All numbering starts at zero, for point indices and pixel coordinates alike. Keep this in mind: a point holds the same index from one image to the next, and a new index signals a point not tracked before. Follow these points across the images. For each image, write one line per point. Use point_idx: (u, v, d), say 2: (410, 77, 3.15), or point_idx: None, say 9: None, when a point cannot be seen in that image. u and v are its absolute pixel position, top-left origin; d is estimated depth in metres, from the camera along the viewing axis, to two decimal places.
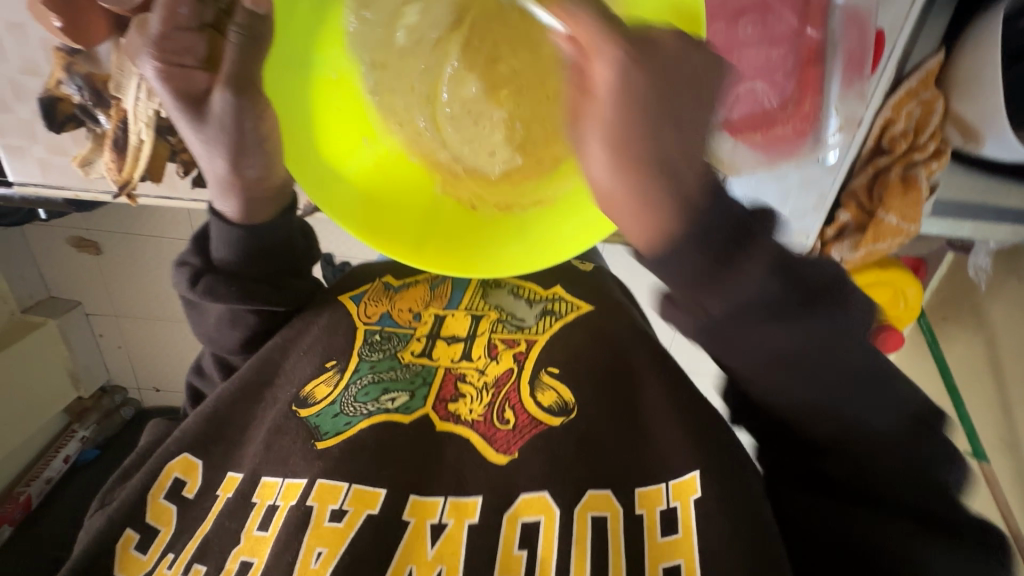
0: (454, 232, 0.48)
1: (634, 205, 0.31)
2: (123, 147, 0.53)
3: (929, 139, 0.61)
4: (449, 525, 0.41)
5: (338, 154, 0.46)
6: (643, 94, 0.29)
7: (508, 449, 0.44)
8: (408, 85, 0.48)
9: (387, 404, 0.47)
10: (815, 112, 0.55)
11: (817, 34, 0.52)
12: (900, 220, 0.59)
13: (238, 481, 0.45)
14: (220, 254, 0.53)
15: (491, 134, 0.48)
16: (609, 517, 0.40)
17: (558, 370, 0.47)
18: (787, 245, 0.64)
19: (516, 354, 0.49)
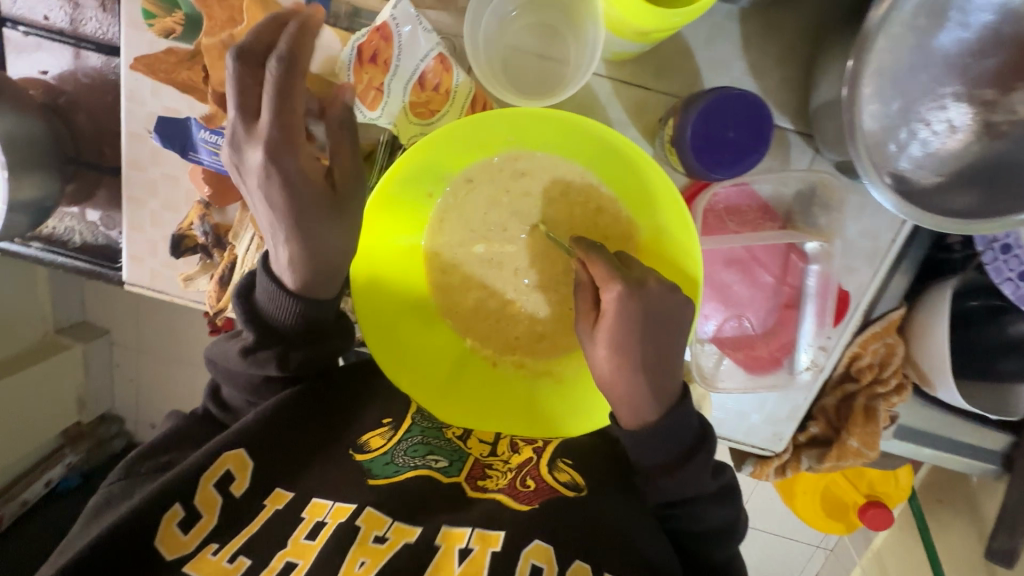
0: (468, 384, 0.64)
1: (624, 390, 0.51)
2: (228, 282, 0.65)
3: (891, 375, 0.70)
4: (475, 550, 0.46)
5: (397, 305, 0.62)
6: (632, 320, 0.49)
7: (530, 501, 0.51)
8: (463, 260, 0.63)
9: (432, 462, 0.56)
10: (791, 343, 0.66)
11: (794, 286, 0.64)
12: (861, 445, 0.68)
13: (289, 497, 0.50)
14: (277, 315, 0.54)
15: (515, 322, 0.65)
16: None
17: (570, 461, 0.59)
18: (762, 443, 0.73)
19: (535, 447, 0.60)
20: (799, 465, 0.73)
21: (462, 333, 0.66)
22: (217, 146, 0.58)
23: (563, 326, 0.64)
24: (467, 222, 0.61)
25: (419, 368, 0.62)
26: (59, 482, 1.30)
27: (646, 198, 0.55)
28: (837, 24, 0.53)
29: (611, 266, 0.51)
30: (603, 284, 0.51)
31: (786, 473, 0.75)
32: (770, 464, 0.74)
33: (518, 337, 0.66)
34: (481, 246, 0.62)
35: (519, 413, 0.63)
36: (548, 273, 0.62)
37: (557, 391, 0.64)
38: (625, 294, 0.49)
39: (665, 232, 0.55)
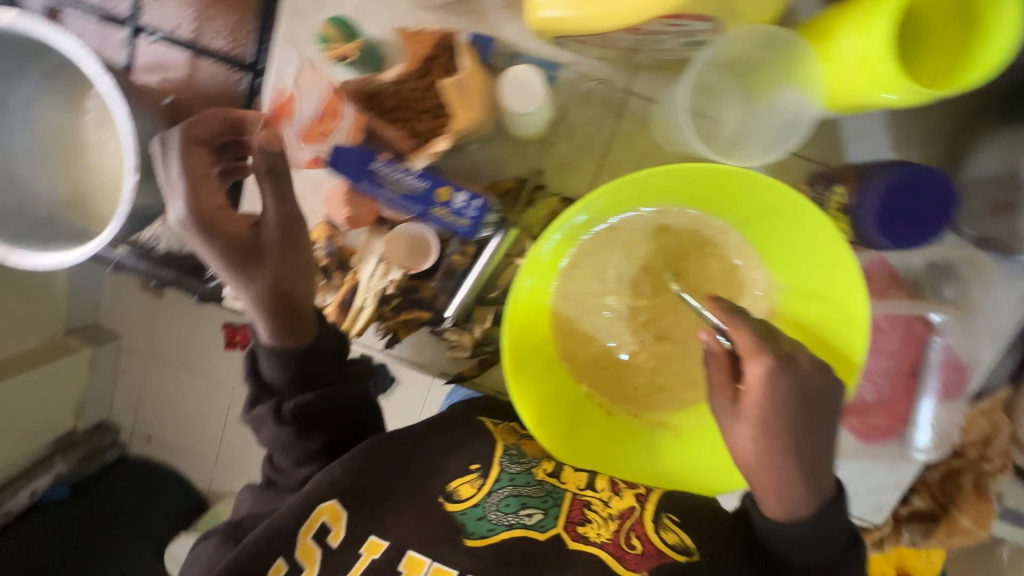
0: (588, 431, 0.63)
1: (769, 475, 0.48)
2: (348, 306, 0.64)
3: (998, 454, 0.69)
4: None
5: (528, 347, 0.61)
6: (784, 400, 0.46)
7: (638, 568, 0.50)
8: (590, 306, 0.63)
9: (525, 518, 0.53)
10: (908, 414, 0.65)
11: (916, 358, 0.64)
12: (972, 524, 0.66)
13: (383, 547, 0.53)
14: (270, 374, 0.56)
15: (635, 372, 0.64)
16: None
17: (678, 518, 0.55)
18: (864, 514, 0.71)
19: (637, 494, 0.57)
20: (900, 539, 0.71)
21: (577, 379, 0.65)
22: (394, 181, 0.55)
23: (684, 380, 0.64)
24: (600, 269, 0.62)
25: (545, 413, 0.60)
26: (43, 494, 1.11)
27: (801, 259, 0.56)
28: (991, 111, 0.55)
29: (759, 335, 0.48)
30: (750, 356, 0.47)
31: (884, 546, 0.72)
32: (869, 536, 0.72)
33: (637, 387, 0.64)
34: (609, 296, 0.63)
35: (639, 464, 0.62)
36: (682, 326, 0.62)
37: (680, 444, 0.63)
38: (773, 371, 0.46)
39: (818, 297, 0.55)
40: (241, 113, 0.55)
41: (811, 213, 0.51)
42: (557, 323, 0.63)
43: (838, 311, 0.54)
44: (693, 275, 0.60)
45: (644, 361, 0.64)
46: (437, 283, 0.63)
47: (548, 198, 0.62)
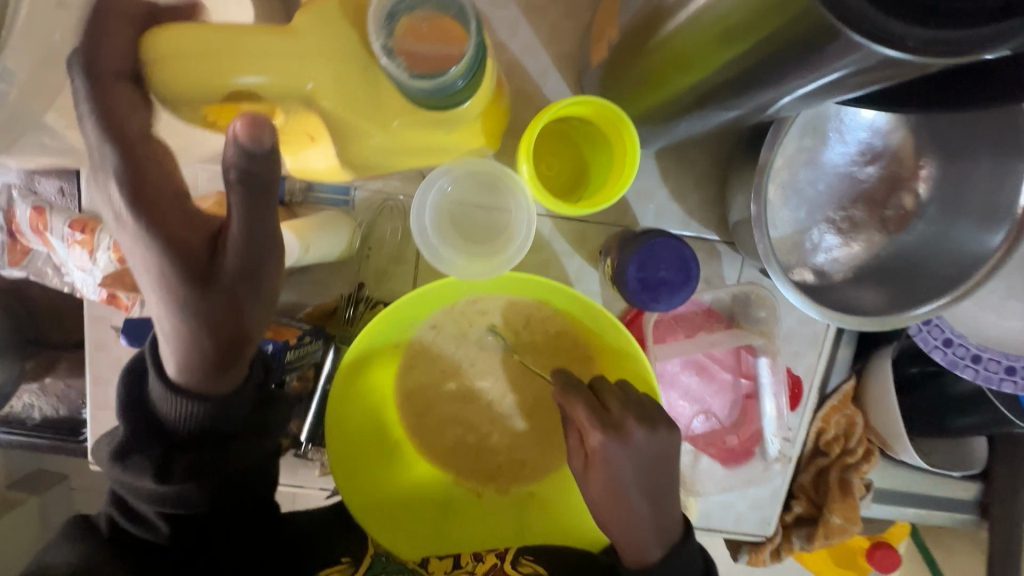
0: (455, 519, 0.66)
1: (625, 527, 0.53)
2: None
3: (857, 444, 0.74)
4: None
5: (378, 456, 0.64)
6: (624, 467, 0.52)
7: None
8: (437, 393, 0.65)
9: None
10: (756, 431, 0.69)
11: (749, 380, 0.68)
12: (843, 521, 0.69)
13: None
14: (171, 415, 0.45)
15: (495, 450, 0.66)
16: None
17: (533, 558, 0.60)
18: (752, 529, 0.74)
19: (498, 553, 0.62)
20: (792, 546, 0.74)
21: (441, 469, 0.66)
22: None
23: (542, 450, 0.66)
24: (436, 359, 0.64)
25: (401, 514, 0.64)
26: None
27: (601, 329, 0.61)
28: (738, 155, 0.60)
29: (589, 407, 0.53)
30: (591, 428, 0.53)
31: (781, 555, 0.75)
32: (764, 550, 0.74)
33: (500, 461, 0.66)
34: (451, 382, 0.65)
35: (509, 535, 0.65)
36: (526, 400, 0.65)
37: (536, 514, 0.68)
38: (607, 441, 0.52)
39: (606, 369, 0.62)
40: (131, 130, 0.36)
41: (578, 298, 0.59)
42: (406, 420, 0.65)
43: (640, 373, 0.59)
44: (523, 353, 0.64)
45: (500, 438, 0.66)
46: None
47: (374, 309, 0.65)
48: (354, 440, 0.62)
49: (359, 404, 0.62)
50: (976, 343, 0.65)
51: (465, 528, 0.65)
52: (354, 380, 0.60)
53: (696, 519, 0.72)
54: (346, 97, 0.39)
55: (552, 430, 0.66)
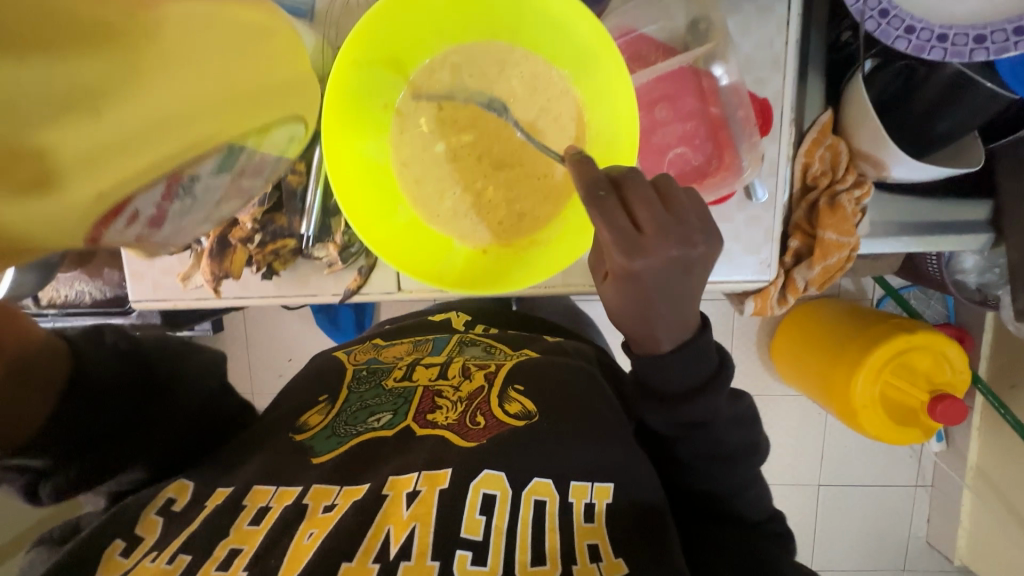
0: (471, 270, 0.69)
1: (636, 322, 0.54)
2: (218, 254, 0.71)
3: (845, 173, 0.73)
4: (424, 490, 0.57)
5: (385, 213, 0.67)
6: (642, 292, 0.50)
7: (477, 437, 0.64)
8: (426, 159, 0.68)
9: (375, 423, 0.70)
10: (737, 161, 0.69)
11: (717, 109, 0.69)
12: (838, 235, 0.69)
13: (266, 493, 0.58)
14: (36, 459, 0.50)
15: (491, 207, 0.69)
16: (497, 495, 0.57)
17: (521, 387, 0.73)
18: (753, 276, 0.74)
19: (487, 374, 0.76)
20: (797, 284, 0.73)
21: (448, 234, 0.69)
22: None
23: (529, 205, 0.69)
24: (414, 125, 0.68)
25: (412, 256, 0.66)
26: None
27: (565, 46, 0.65)
28: None
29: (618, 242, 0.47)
30: (627, 257, 0.47)
31: (788, 299, 0.75)
32: (769, 294, 0.75)
33: (501, 221, 0.69)
34: (436, 144, 0.68)
35: (523, 271, 0.67)
36: (513, 149, 0.67)
37: (507, 338, 0.89)
38: (622, 278, 0.49)
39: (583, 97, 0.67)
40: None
41: None
42: (403, 189, 0.68)
43: (612, 76, 0.63)
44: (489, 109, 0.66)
45: (496, 196, 0.69)
46: (286, 209, 0.71)
47: None
48: (355, 191, 0.64)
49: (354, 156, 0.65)
50: (941, 24, 0.64)
51: (480, 278, 0.68)
52: (343, 130, 0.64)
53: None
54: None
55: (538, 178, 0.68)
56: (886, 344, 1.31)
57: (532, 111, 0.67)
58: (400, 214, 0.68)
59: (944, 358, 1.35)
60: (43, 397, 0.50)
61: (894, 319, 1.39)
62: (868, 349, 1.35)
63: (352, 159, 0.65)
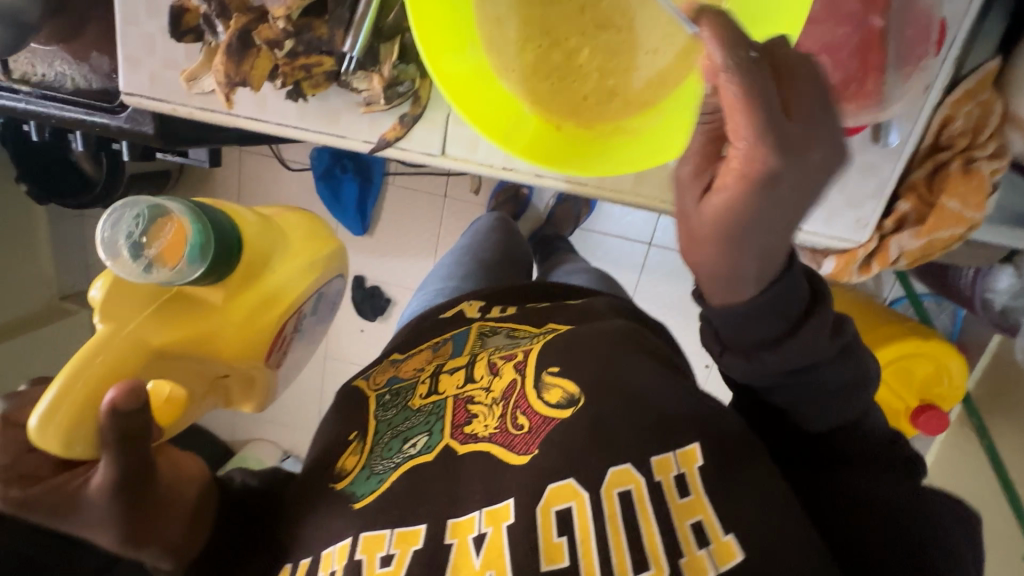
0: (539, 142, 0.57)
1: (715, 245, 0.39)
2: (236, 52, 0.56)
3: (988, 140, 0.62)
4: (490, 532, 0.50)
5: (453, 46, 0.53)
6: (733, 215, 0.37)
7: (527, 449, 0.54)
8: None
9: (410, 449, 0.59)
10: (879, 90, 0.57)
11: (880, 21, 0.56)
12: (962, 206, 0.60)
13: (331, 558, 0.54)
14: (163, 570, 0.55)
15: (580, 77, 0.56)
16: (631, 489, 0.49)
17: (557, 369, 0.59)
18: (844, 233, 0.64)
19: (516, 365, 0.61)
20: (889, 253, 0.64)
21: (519, 97, 0.56)
22: None
23: (627, 84, 0.56)
24: None
25: (476, 108, 0.54)
26: None
27: None
28: None
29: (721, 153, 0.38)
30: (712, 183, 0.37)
31: (871, 268, 0.66)
32: (855, 256, 0.66)
33: (587, 97, 0.57)
34: None
35: (600, 161, 0.56)
36: (625, 8, 0.55)
37: (531, 313, 0.73)
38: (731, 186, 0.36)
39: None
40: (166, 494, 0.51)
41: None
42: (479, 24, 0.53)
43: None
44: None
45: (588, 62, 0.56)
46: (330, 17, 0.56)
47: None
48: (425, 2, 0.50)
49: None
50: None
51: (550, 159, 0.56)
52: None
53: None
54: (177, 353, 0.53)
55: (643, 53, 0.55)
56: (893, 348, 1.21)
57: None
58: (467, 53, 0.53)
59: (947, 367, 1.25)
60: (201, 532, 0.56)
61: (903, 324, 1.27)
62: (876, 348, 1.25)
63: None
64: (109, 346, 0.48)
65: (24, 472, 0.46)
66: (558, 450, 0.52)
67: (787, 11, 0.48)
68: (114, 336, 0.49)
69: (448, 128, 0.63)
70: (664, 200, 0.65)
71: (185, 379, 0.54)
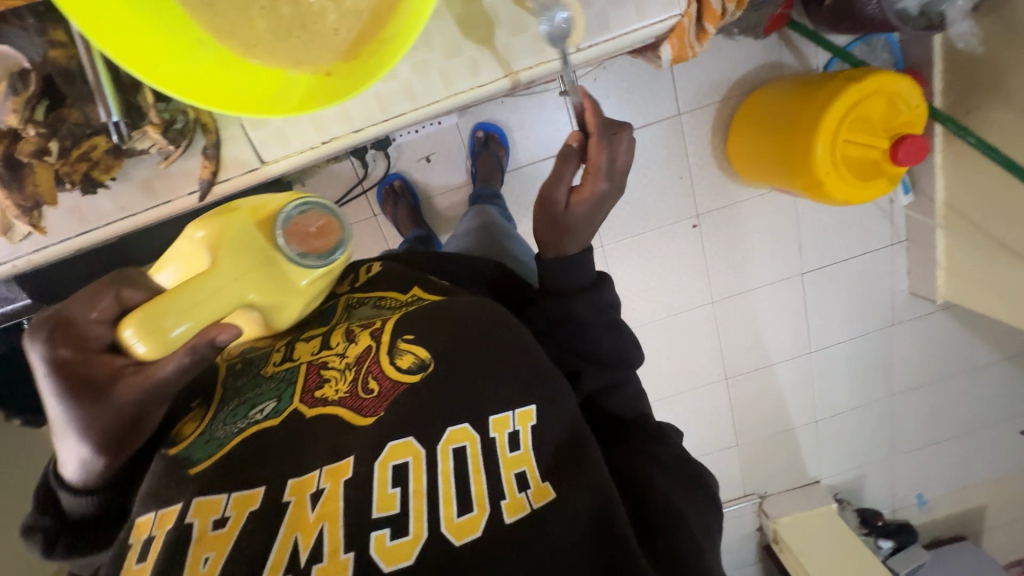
0: (310, 95, 0.55)
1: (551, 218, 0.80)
2: (15, 178, 0.57)
3: None
4: (327, 487, 0.56)
5: (174, 52, 0.52)
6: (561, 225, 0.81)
7: (373, 411, 0.62)
8: None
9: (255, 415, 0.63)
10: None
11: None
12: None
13: (149, 523, 0.54)
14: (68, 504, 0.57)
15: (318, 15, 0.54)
16: (465, 445, 0.61)
17: (412, 335, 0.69)
18: (659, 14, 0.61)
19: (372, 333, 0.70)
20: (713, 6, 0.62)
21: (275, 66, 0.55)
22: None
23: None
24: None
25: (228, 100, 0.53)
26: None
27: None
28: None
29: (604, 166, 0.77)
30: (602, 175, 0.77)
31: (707, 30, 0.63)
32: (685, 29, 0.62)
33: (335, 30, 0.55)
34: None
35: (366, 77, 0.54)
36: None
37: (393, 281, 0.86)
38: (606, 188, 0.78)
39: None
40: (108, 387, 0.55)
41: None
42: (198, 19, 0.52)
43: None
44: None
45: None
46: (71, 99, 0.55)
47: None
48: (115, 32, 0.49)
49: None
50: None
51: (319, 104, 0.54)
52: None
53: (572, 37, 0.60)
54: (263, 283, 0.63)
55: None
56: (835, 105, 1.26)
57: None
58: (199, 51, 0.53)
59: (898, 96, 1.29)
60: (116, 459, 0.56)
61: (837, 75, 1.34)
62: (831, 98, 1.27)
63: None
64: (201, 280, 0.57)
65: (77, 332, 0.55)
66: (405, 406, 0.62)
67: None
68: (209, 270, 0.58)
69: (251, 135, 0.62)
70: (481, 82, 0.62)
71: (234, 323, 0.65)
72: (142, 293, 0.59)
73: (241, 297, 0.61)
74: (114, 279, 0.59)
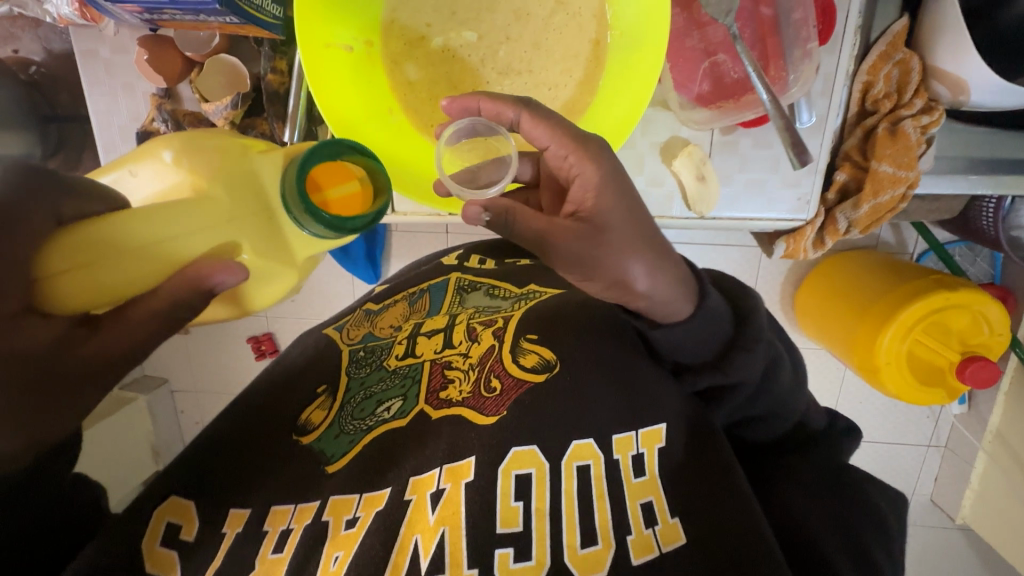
0: None
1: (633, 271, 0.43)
2: None
3: (914, 97, 0.62)
4: (447, 488, 0.48)
5: (369, 115, 0.57)
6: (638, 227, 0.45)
7: (497, 409, 0.51)
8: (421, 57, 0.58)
9: (384, 414, 0.55)
10: (783, 74, 0.58)
11: (769, 11, 0.57)
12: (894, 168, 0.60)
13: (312, 511, 0.49)
14: None
15: None
16: (590, 463, 0.49)
17: (535, 336, 0.57)
18: (786, 214, 0.65)
19: (494, 331, 0.58)
20: (837, 225, 0.65)
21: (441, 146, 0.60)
22: None
23: None
24: (420, 37, 0.58)
25: (398, 169, 0.57)
26: None
27: None
28: None
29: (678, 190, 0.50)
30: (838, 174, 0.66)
31: (825, 243, 0.67)
32: (804, 236, 0.66)
33: None
34: (430, 38, 0.58)
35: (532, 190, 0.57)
36: (522, 51, 0.58)
37: (516, 273, 0.70)
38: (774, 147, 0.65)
39: None
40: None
41: None
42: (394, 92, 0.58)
43: None
44: (493, 20, 0.57)
45: None
46: (268, 114, 0.63)
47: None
48: (328, 87, 0.54)
49: (323, 49, 0.54)
50: None
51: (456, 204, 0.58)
52: (321, 13, 0.53)
53: (705, 209, 0.64)
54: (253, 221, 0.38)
55: (548, 88, 0.58)
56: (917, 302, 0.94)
57: (545, 9, 0.57)
58: (388, 118, 0.58)
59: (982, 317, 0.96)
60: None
61: (933, 275, 0.99)
62: (898, 302, 0.97)
63: (331, 50, 0.54)
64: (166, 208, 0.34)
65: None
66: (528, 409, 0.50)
67: (655, 33, 0.53)
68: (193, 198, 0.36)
69: None
70: None
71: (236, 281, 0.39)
72: (99, 202, 0.34)
73: (233, 246, 0.37)
74: (34, 176, 0.33)
